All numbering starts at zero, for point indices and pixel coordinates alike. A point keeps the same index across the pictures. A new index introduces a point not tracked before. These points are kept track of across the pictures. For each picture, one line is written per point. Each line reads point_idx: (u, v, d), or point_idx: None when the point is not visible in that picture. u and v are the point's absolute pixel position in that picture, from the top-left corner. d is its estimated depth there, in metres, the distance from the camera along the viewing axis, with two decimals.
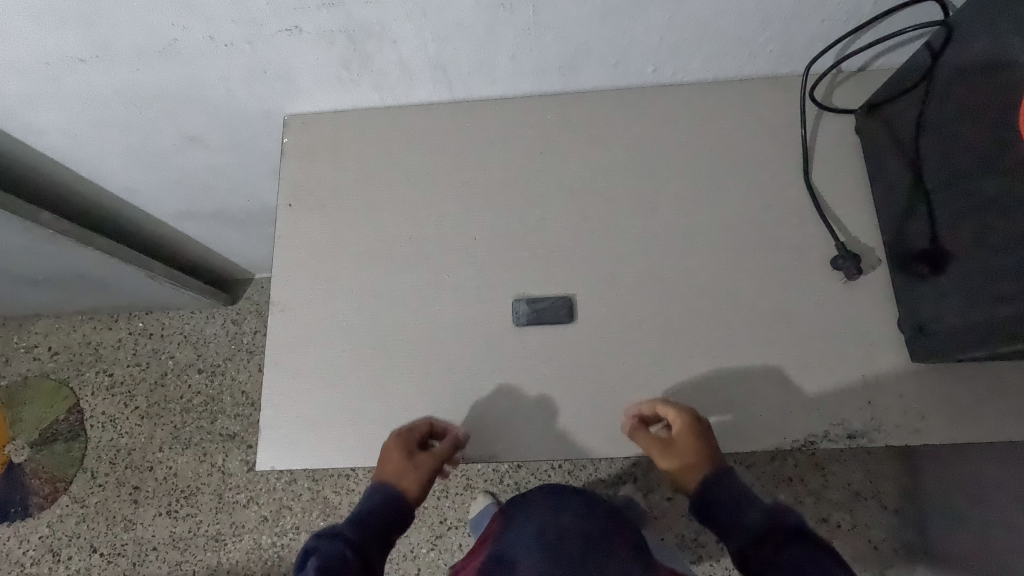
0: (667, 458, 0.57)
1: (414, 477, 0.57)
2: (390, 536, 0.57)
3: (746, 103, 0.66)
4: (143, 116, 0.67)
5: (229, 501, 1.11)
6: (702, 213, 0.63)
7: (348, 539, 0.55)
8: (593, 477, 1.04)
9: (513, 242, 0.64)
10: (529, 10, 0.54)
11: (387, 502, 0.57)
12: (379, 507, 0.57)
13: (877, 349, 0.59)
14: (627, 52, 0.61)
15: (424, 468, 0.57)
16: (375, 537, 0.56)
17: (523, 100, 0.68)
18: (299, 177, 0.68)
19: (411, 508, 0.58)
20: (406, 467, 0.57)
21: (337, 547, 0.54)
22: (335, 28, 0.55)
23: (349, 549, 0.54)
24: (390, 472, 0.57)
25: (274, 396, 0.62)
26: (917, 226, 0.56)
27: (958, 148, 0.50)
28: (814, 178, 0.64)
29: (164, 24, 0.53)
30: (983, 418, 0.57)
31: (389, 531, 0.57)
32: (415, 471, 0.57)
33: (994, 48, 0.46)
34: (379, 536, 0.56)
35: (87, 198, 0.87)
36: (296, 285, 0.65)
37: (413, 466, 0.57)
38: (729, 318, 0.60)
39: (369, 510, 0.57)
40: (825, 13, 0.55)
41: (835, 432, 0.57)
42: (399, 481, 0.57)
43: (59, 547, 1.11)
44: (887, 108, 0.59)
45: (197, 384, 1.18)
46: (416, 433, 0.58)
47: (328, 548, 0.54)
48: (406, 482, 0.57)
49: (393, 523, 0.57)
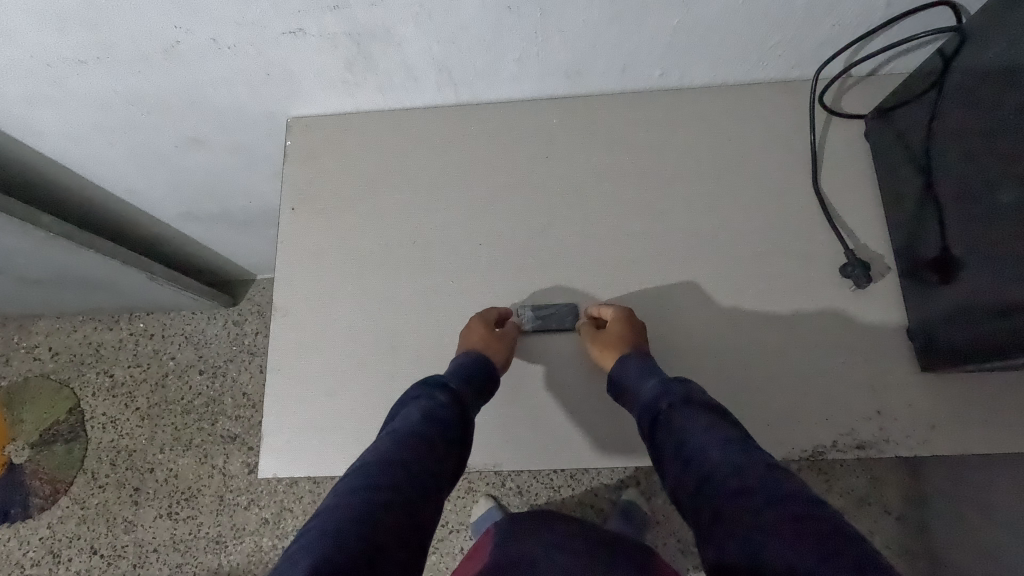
0: (594, 337, 0.58)
1: (503, 348, 0.58)
2: (485, 390, 0.56)
3: (753, 108, 0.65)
4: (145, 118, 0.66)
5: (229, 504, 1.10)
6: (709, 219, 0.63)
7: (446, 393, 0.52)
8: (595, 482, 1.03)
9: (517, 247, 0.64)
10: (536, 13, 0.53)
11: (485, 367, 0.56)
12: (476, 363, 0.56)
13: (886, 358, 0.58)
14: (634, 55, 0.60)
15: (509, 338, 0.59)
16: (471, 392, 0.54)
17: (528, 103, 0.67)
18: (303, 181, 0.68)
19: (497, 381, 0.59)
20: (495, 341, 0.58)
21: (436, 398, 0.51)
22: (339, 31, 0.54)
23: (447, 400, 0.52)
24: (482, 344, 0.57)
25: (275, 402, 0.62)
26: (927, 234, 0.55)
27: (970, 155, 0.49)
28: (823, 184, 0.63)
29: (166, 26, 0.53)
30: (993, 429, 0.56)
31: (486, 382, 0.56)
32: (503, 343, 0.58)
33: (1008, 54, 0.45)
34: (473, 396, 0.54)
35: (88, 200, 0.86)
36: (297, 290, 0.65)
37: (500, 339, 0.58)
38: (736, 325, 0.60)
39: (459, 364, 0.56)
40: (835, 18, 0.55)
41: (843, 443, 0.57)
42: (492, 351, 0.57)
43: (59, 548, 1.11)
44: (898, 114, 0.58)
45: (198, 386, 1.18)
46: (490, 316, 0.60)
47: (429, 399, 0.51)
48: (498, 351, 0.58)
49: (489, 384, 0.56)
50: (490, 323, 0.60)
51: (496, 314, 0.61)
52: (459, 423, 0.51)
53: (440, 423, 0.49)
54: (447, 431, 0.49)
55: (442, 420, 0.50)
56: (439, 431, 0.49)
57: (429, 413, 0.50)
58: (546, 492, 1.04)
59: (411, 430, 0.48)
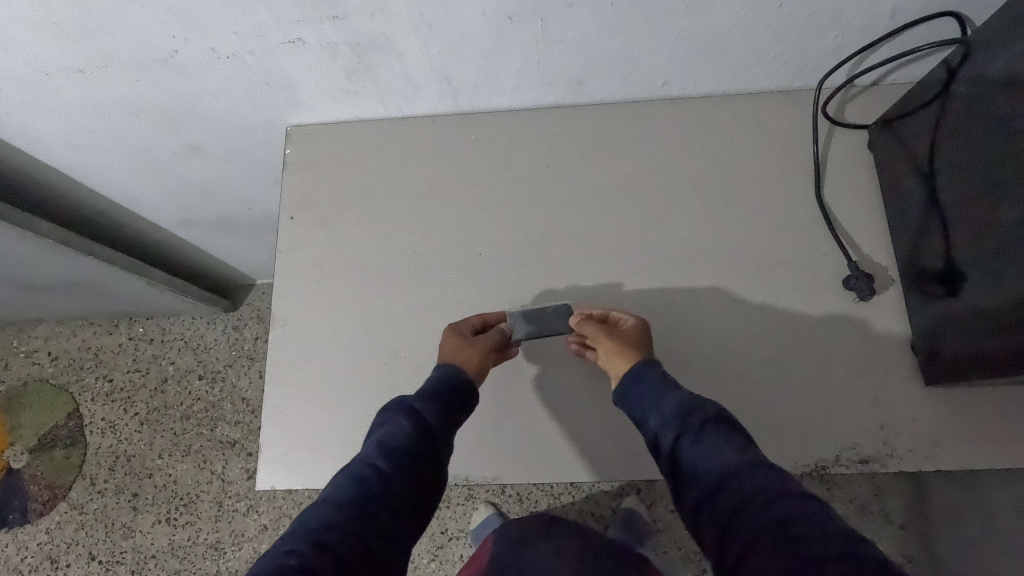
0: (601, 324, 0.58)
1: (470, 357, 0.56)
2: (459, 410, 0.54)
3: (755, 117, 0.65)
4: (143, 126, 0.66)
5: (228, 510, 1.10)
6: (712, 229, 0.62)
7: (411, 420, 0.51)
8: (596, 489, 1.03)
9: (517, 257, 0.63)
10: (536, 23, 0.52)
11: (446, 381, 0.54)
12: (440, 382, 0.54)
13: (890, 371, 0.58)
14: (636, 65, 0.60)
15: (482, 347, 0.56)
16: (439, 416, 0.52)
17: (529, 112, 0.67)
18: (302, 189, 0.67)
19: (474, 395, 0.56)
20: (462, 349, 0.56)
21: (400, 426, 0.51)
22: (339, 40, 0.54)
23: (411, 428, 0.50)
24: (449, 354, 0.56)
25: (274, 413, 0.61)
26: (931, 247, 0.55)
27: (975, 169, 0.49)
28: (826, 194, 0.63)
29: (164, 35, 0.52)
30: (997, 443, 0.55)
31: (457, 401, 0.54)
32: (470, 352, 0.56)
33: (1015, 65, 0.44)
34: (443, 419, 0.52)
35: (87, 206, 0.86)
36: (296, 299, 0.64)
37: (467, 347, 0.56)
38: (738, 337, 0.59)
39: (429, 384, 0.54)
40: (839, 28, 0.54)
41: (846, 457, 0.56)
42: (457, 362, 0.56)
43: (58, 554, 1.10)
44: (902, 126, 0.58)
45: (197, 391, 1.18)
46: (467, 326, 0.59)
47: (393, 428, 0.50)
48: (463, 362, 0.56)
49: (461, 403, 0.54)
50: (465, 332, 0.58)
51: (477, 323, 0.60)
52: (424, 452, 0.49)
53: (402, 454, 0.49)
54: (409, 462, 0.48)
55: (405, 450, 0.49)
56: (399, 464, 0.48)
57: (392, 444, 0.49)
58: (546, 499, 1.03)
59: (369, 466, 0.47)
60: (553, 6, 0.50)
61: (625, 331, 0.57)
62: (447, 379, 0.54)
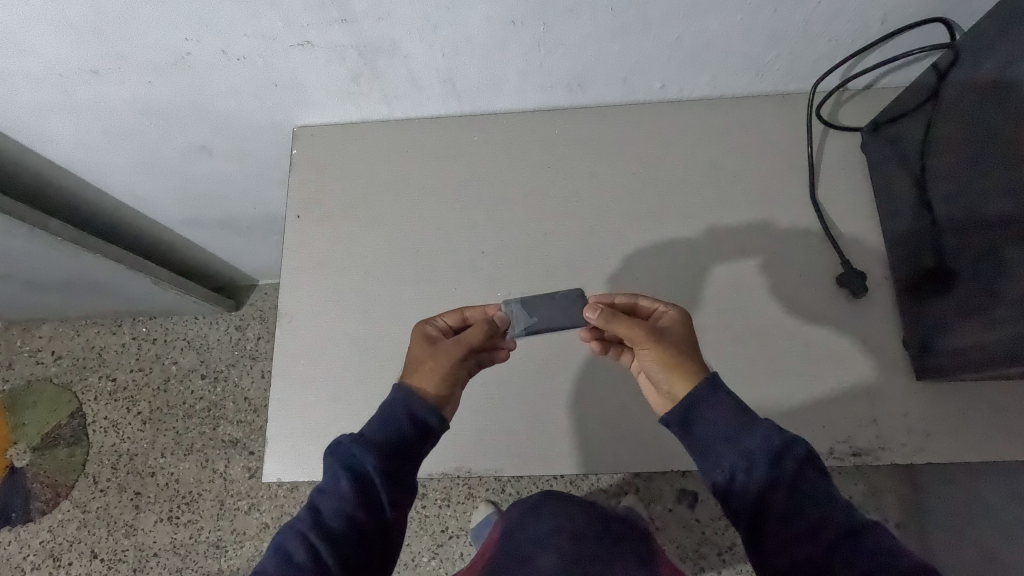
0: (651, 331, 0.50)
1: (429, 365, 0.50)
2: (413, 452, 0.48)
3: (751, 120, 0.66)
4: (153, 126, 0.67)
5: (230, 508, 1.11)
6: (709, 228, 0.64)
7: (347, 477, 0.45)
8: (595, 488, 1.04)
9: (519, 256, 0.65)
10: (539, 27, 0.54)
11: (396, 402, 0.49)
12: (388, 412, 0.48)
13: (882, 367, 0.59)
14: (635, 69, 0.61)
15: (444, 352, 0.51)
16: (380, 470, 0.45)
17: (531, 115, 0.68)
18: (309, 189, 0.69)
19: (442, 407, 0.51)
20: (422, 356, 0.51)
21: (336, 485, 0.45)
22: (347, 43, 0.55)
23: (348, 487, 0.45)
24: (410, 363, 0.52)
25: (280, 408, 0.62)
26: (921, 246, 0.56)
27: (963, 169, 0.50)
28: (820, 195, 0.64)
29: (176, 38, 0.54)
30: (987, 436, 0.57)
31: (409, 439, 0.48)
32: (430, 360, 0.51)
33: (1002, 70, 0.46)
34: (386, 471, 0.46)
35: (94, 206, 0.87)
36: (302, 297, 0.66)
37: (427, 354, 0.51)
38: (734, 334, 0.61)
39: (378, 416, 0.48)
40: (832, 33, 0.56)
41: (839, 450, 0.58)
42: (416, 373, 0.51)
43: (60, 552, 1.11)
44: (893, 128, 0.60)
45: (200, 390, 1.19)
46: (437, 327, 0.54)
47: (330, 486, 0.45)
48: (421, 372, 0.51)
49: (415, 440, 0.48)
50: (434, 334, 0.53)
51: (453, 322, 0.54)
52: (360, 518, 0.44)
53: (333, 525, 0.44)
54: (340, 534, 0.43)
55: (337, 519, 0.44)
56: (327, 538, 0.43)
57: (324, 511, 0.44)
58: None
59: (296, 540, 0.43)
60: (555, 10, 0.52)
61: (670, 331, 0.50)
62: (398, 397, 0.49)
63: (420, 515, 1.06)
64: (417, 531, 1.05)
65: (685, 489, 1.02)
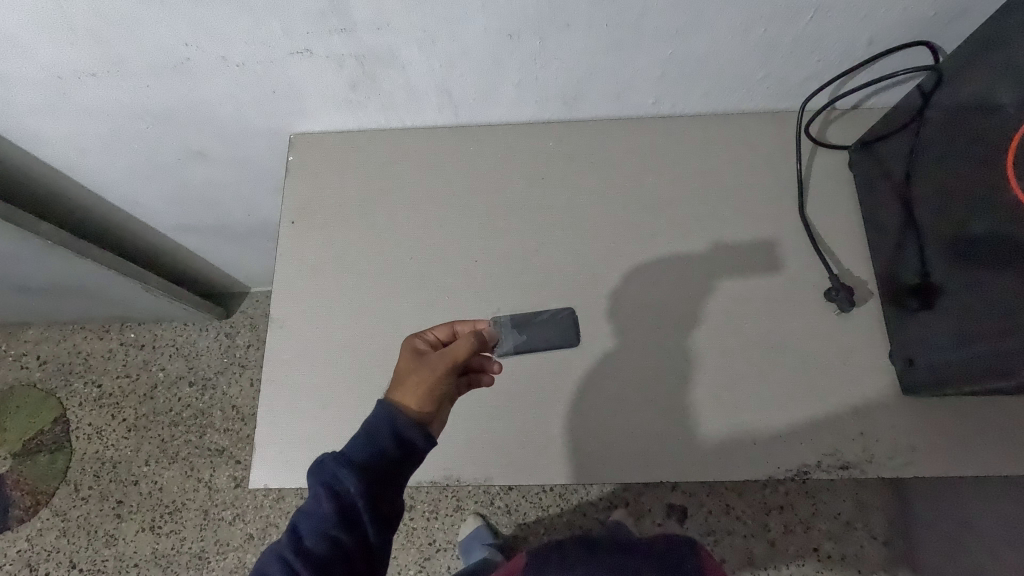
0: None
1: (414, 377, 0.48)
2: (398, 474, 0.46)
3: (741, 136, 0.68)
4: (149, 131, 0.68)
5: (214, 518, 1.09)
6: (698, 239, 0.65)
7: (329, 501, 0.44)
8: (584, 500, 1.04)
9: (510, 266, 0.65)
10: (534, 41, 0.55)
11: (379, 418, 0.47)
12: (372, 431, 0.46)
13: (870, 380, 0.60)
14: (628, 85, 0.63)
15: (429, 365, 0.48)
16: (363, 493, 0.44)
17: (524, 126, 0.70)
18: (302, 197, 0.69)
19: (429, 424, 0.48)
20: (408, 368, 0.49)
21: (319, 507, 0.45)
22: (346, 53, 0.56)
23: (330, 510, 0.44)
24: (397, 376, 0.49)
25: (268, 414, 0.62)
26: (907, 262, 0.57)
27: (947, 186, 0.51)
28: (809, 210, 0.65)
29: (177, 44, 0.54)
30: (972, 451, 0.58)
31: (393, 460, 0.46)
32: (415, 373, 0.48)
33: (984, 91, 0.47)
34: (370, 494, 0.45)
35: (85, 209, 0.86)
36: (292, 302, 0.66)
37: (412, 366, 0.48)
38: (726, 346, 0.61)
39: (362, 434, 0.46)
40: (820, 54, 0.57)
41: (827, 463, 0.58)
42: (402, 386, 0.48)
43: (37, 562, 1.08)
44: (880, 147, 0.61)
45: (187, 398, 1.18)
46: (426, 340, 0.52)
47: (313, 509, 0.45)
48: (407, 385, 0.48)
49: (399, 461, 0.46)
50: (422, 347, 0.51)
51: (442, 336, 0.53)
52: (343, 543, 0.44)
53: (316, 549, 0.43)
54: (322, 559, 0.43)
55: (319, 545, 0.44)
56: (309, 564, 0.43)
57: (306, 534, 0.44)
58: (536, 511, 1.04)
59: (278, 565, 0.44)
60: (551, 25, 0.53)
61: None
62: (381, 412, 0.47)
63: (408, 527, 1.05)
64: (403, 545, 1.04)
65: (674, 503, 1.03)
